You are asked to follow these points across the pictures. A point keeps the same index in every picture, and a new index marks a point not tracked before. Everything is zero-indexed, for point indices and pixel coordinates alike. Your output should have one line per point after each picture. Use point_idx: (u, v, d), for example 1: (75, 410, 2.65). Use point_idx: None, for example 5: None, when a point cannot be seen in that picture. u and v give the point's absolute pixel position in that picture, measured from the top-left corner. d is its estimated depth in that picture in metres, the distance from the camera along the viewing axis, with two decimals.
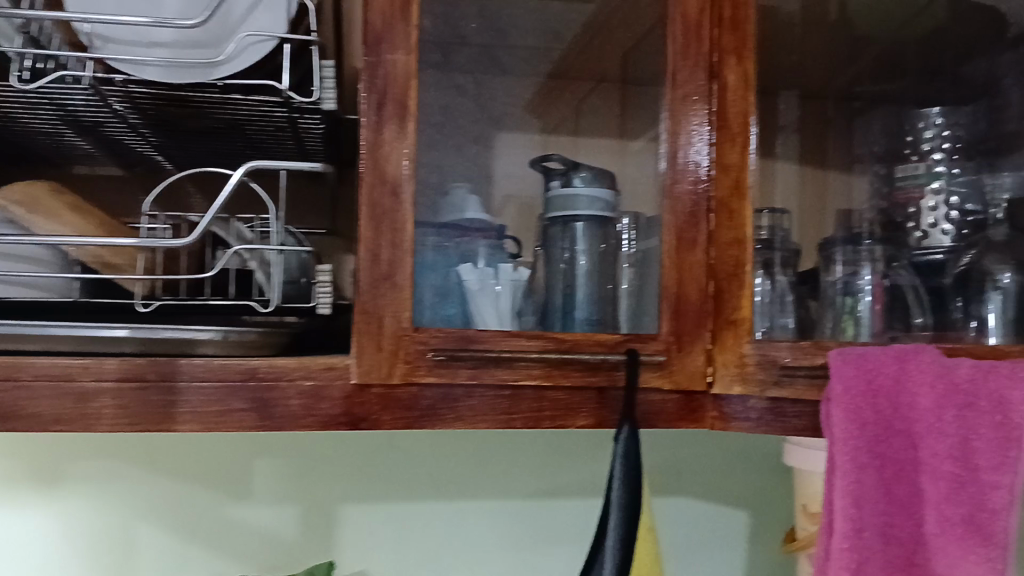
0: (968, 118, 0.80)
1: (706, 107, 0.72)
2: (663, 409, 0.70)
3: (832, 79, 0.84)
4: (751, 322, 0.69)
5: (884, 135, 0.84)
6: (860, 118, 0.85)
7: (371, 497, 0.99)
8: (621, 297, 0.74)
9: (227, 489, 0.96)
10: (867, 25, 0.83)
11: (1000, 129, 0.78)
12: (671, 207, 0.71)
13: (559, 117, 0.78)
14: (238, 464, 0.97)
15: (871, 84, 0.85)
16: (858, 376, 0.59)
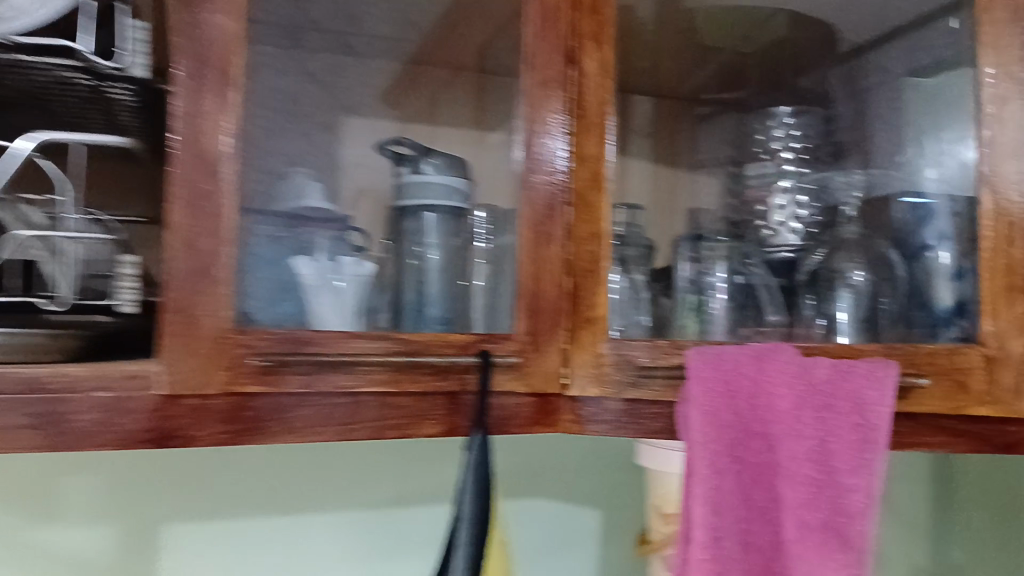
0: (818, 119, 0.78)
1: (564, 94, 0.67)
2: (516, 414, 0.65)
3: (679, 84, 0.79)
4: (605, 320, 0.66)
5: (726, 143, 0.81)
6: (704, 124, 0.81)
7: (195, 516, 0.89)
8: (474, 295, 0.69)
9: (31, 510, 0.83)
10: (708, 35, 0.79)
11: (834, 135, 0.78)
12: (529, 199, 0.66)
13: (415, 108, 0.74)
14: (44, 481, 0.83)
15: (714, 92, 0.82)
16: (717, 376, 0.56)
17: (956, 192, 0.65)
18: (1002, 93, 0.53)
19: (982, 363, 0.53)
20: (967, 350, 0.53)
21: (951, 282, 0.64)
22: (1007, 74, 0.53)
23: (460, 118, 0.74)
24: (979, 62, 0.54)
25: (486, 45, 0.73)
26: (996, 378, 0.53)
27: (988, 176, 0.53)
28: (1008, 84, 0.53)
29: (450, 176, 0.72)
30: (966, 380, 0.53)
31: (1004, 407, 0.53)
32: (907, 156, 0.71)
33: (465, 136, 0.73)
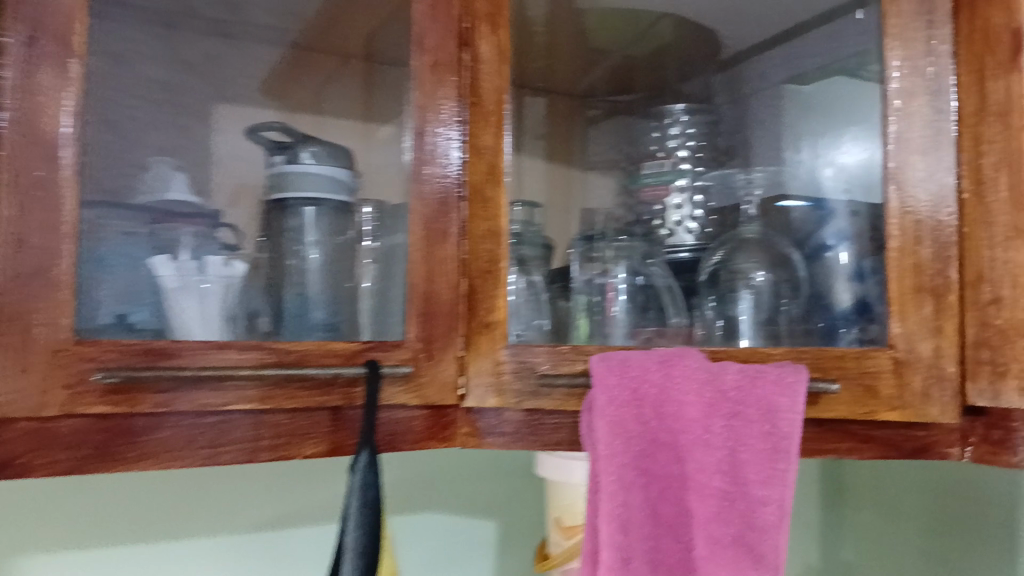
0: (710, 120, 0.76)
1: (457, 82, 0.62)
2: (408, 428, 0.59)
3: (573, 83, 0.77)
4: (505, 325, 0.61)
5: (615, 147, 0.78)
6: (593, 127, 0.78)
7: (26, 549, 0.72)
8: (361, 298, 0.63)
9: None
10: (601, 38, 0.75)
11: (726, 137, 0.75)
12: (421, 193, 0.61)
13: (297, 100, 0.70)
14: None
15: (605, 93, 0.79)
16: (622, 384, 0.52)
17: (852, 191, 0.62)
18: (908, 87, 0.52)
19: (891, 368, 0.51)
20: (877, 354, 0.51)
21: (849, 282, 0.62)
22: (913, 68, 0.52)
23: (347, 109, 0.69)
24: (886, 54, 0.53)
25: (372, 35, 0.68)
26: (905, 383, 0.51)
27: (896, 171, 0.52)
28: (913, 78, 0.52)
29: (332, 167, 0.65)
30: (875, 385, 0.51)
31: (913, 411, 0.51)
32: (795, 156, 0.69)
33: (352, 130, 0.68)
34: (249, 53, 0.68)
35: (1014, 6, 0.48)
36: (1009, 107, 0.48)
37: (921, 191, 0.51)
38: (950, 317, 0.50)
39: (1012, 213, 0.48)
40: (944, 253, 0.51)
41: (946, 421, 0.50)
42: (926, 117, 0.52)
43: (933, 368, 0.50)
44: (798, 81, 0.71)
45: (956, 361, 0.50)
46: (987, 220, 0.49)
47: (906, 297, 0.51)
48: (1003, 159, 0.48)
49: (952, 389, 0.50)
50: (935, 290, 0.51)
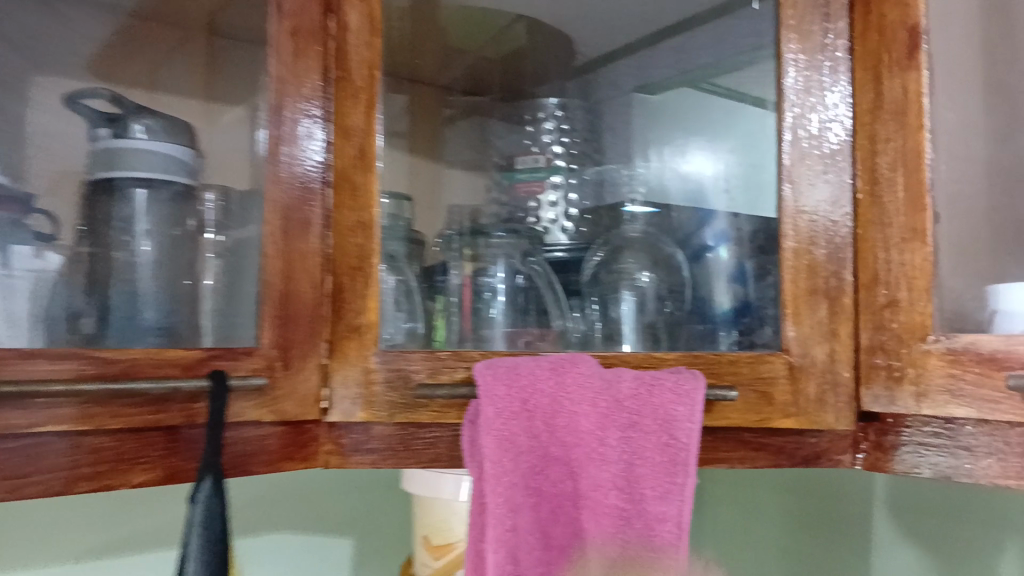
0: (583, 115, 0.74)
1: (321, 52, 0.55)
2: (261, 449, 0.52)
3: (437, 75, 0.68)
4: (378, 329, 0.54)
5: (468, 150, 0.70)
6: (446, 128, 0.69)
7: None
8: (203, 298, 0.55)
9: None
10: (457, 35, 0.67)
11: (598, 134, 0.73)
12: (276, 176, 0.53)
13: (130, 72, 0.59)
14: None
15: (461, 93, 0.72)
16: (512, 394, 0.47)
17: (733, 191, 0.62)
18: (804, 81, 0.50)
19: (786, 374, 0.49)
20: (771, 359, 0.49)
21: (729, 283, 0.60)
22: (809, 62, 0.50)
23: (188, 86, 0.60)
24: (783, 46, 0.50)
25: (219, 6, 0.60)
26: (800, 389, 0.49)
27: (791, 167, 0.50)
28: (808, 72, 0.50)
29: (171, 143, 0.55)
30: (770, 391, 0.49)
31: (807, 417, 0.49)
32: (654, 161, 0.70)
33: (195, 108, 0.59)
34: (66, 17, 0.57)
35: (911, 4, 0.47)
36: (905, 107, 0.47)
37: (816, 189, 0.50)
38: (844, 322, 0.49)
39: (908, 215, 0.47)
40: (839, 254, 0.49)
41: (842, 427, 0.49)
42: (820, 113, 0.50)
43: (828, 373, 0.49)
44: (674, 81, 0.69)
45: (850, 365, 0.49)
46: (882, 222, 0.48)
47: (800, 299, 0.49)
48: (898, 159, 0.47)
49: (846, 395, 0.49)
50: (830, 293, 0.49)
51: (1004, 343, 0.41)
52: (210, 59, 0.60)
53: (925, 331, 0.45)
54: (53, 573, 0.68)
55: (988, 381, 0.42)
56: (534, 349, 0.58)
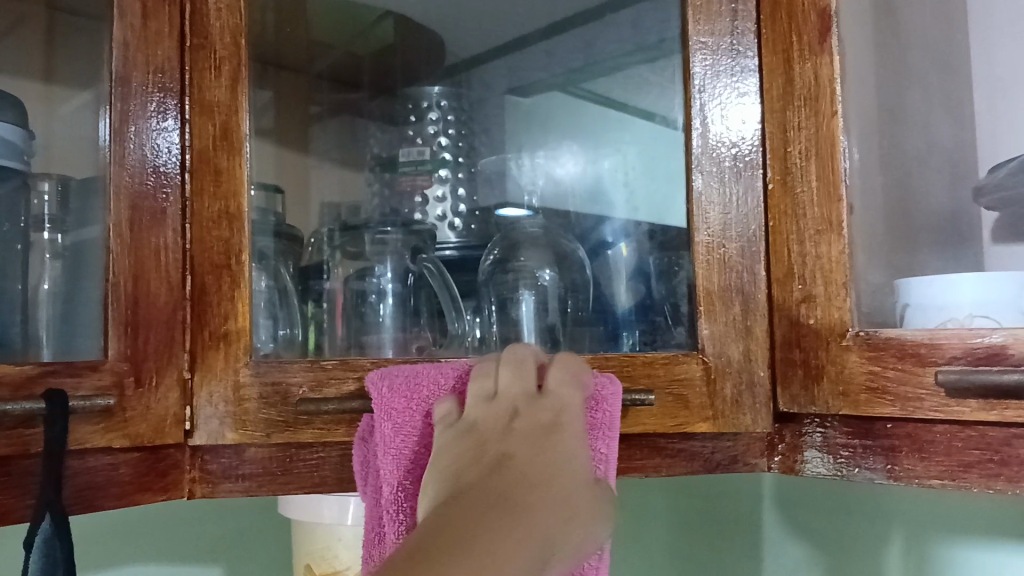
0: (462, 105, 0.69)
1: (178, 15, 0.48)
2: (111, 480, 0.44)
3: (309, 65, 0.60)
4: (250, 335, 0.47)
5: (338, 148, 0.62)
6: (315, 127, 0.60)
7: None
8: (35, 305, 0.47)
9: None
10: (320, 28, 0.60)
11: (478, 128, 0.69)
12: (120, 155, 0.45)
13: None
14: None
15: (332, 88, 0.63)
16: (412, 408, 0.42)
17: (634, 184, 0.60)
18: (712, 66, 0.48)
19: (701, 375, 0.46)
20: (686, 360, 0.46)
21: (629, 280, 0.56)
22: (719, 44, 0.48)
23: (19, 60, 0.51)
24: (690, 29, 0.48)
25: None
26: (716, 391, 0.46)
27: (702, 155, 0.48)
28: (716, 57, 0.48)
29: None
30: (686, 394, 0.46)
31: (725, 420, 0.46)
32: (544, 158, 0.68)
33: (29, 91, 0.51)
34: None
35: None
36: (817, 92, 0.46)
37: (728, 179, 0.47)
38: (759, 319, 0.47)
39: (824, 206, 0.45)
40: (752, 247, 0.47)
41: (758, 430, 0.47)
42: (732, 98, 0.48)
43: (744, 372, 0.47)
44: (546, 83, 0.70)
45: (766, 365, 0.47)
46: (796, 213, 0.46)
47: (715, 296, 0.46)
48: (811, 146, 0.46)
49: (760, 395, 0.47)
50: (744, 289, 0.47)
51: (929, 339, 0.41)
52: (46, 31, 0.52)
53: (843, 327, 0.44)
54: None
55: (914, 378, 0.41)
56: (429, 354, 0.53)
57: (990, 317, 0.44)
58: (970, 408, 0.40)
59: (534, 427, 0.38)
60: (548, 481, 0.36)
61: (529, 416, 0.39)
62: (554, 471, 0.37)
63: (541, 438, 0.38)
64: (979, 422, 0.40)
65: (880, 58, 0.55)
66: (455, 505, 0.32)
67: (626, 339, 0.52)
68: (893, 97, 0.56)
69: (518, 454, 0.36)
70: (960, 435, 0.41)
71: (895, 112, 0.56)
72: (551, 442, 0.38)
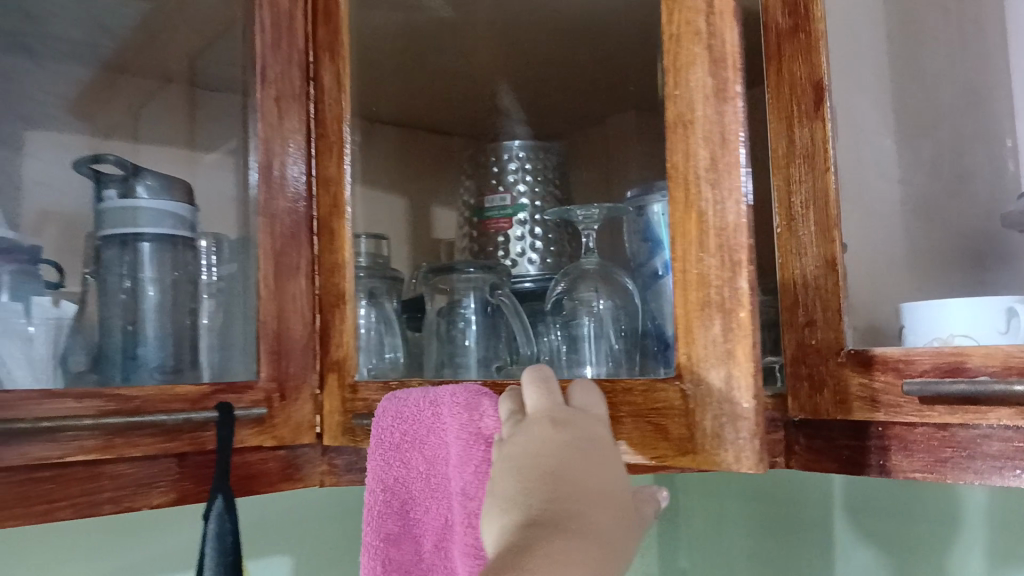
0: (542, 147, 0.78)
1: (303, 113, 0.63)
2: (261, 472, 0.58)
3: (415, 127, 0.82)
4: (355, 361, 0.59)
5: (423, 195, 0.81)
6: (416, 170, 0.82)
7: None
8: (199, 334, 0.63)
9: None
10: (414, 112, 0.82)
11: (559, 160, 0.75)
12: (268, 228, 0.60)
13: (110, 122, 0.73)
14: None
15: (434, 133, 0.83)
16: (393, 425, 0.53)
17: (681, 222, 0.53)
18: (683, 57, 0.49)
19: (680, 402, 0.47)
20: (664, 388, 0.48)
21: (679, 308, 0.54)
22: (693, 33, 0.48)
23: (170, 133, 0.73)
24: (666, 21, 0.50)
25: (196, 59, 0.74)
26: (694, 424, 0.47)
27: (683, 172, 0.49)
28: (678, 49, 0.49)
29: (172, 202, 0.62)
30: (666, 422, 0.48)
31: (709, 455, 0.46)
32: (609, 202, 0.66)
33: (178, 152, 0.73)
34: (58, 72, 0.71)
35: (815, 64, 0.56)
36: (813, 151, 0.56)
37: (704, 182, 0.47)
38: (742, 341, 0.45)
39: (822, 245, 0.55)
40: (734, 259, 0.46)
41: (743, 470, 0.44)
42: (703, 93, 0.48)
43: (726, 401, 0.45)
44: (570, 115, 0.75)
45: (750, 395, 0.44)
46: (799, 252, 0.56)
47: (693, 318, 0.47)
48: (810, 199, 0.56)
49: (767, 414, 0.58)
50: (725, 306, 0.46)
51: (904, 354, 0.50)
52: (188, 103, 0.74)
53: (839, 346, 0.53)
54: None
55: (895, 389, 0.50)
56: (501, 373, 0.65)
57: (968, 336, 0.50)
58: (938, 413, 0.48)
59: (586, 438, 0.41)
60: (610, 507, 0.38)
61: (577, 429, 0.41)
62: (614, 495, 0.39)
63: (597, 458, 0.40)
64: (950, 425, 0.48)
65: (884, 104, 0.63)
66: (534, 540, 0.35)
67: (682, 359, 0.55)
68: (931, 155, 0.63)
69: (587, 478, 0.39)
70: (937, 436, 0.49)
71: (931, 164, 0.63)
72: (602, 455, 0.41)
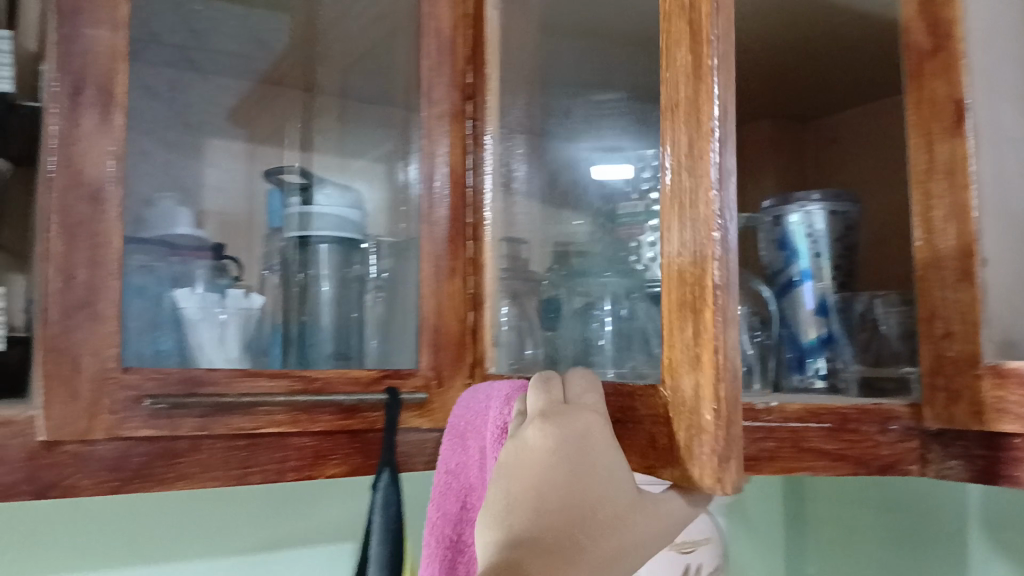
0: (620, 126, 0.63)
1: (456, 129, 0.70)
2: (422, 453, 0.64)
3: None
4: (485, 357, 0.68)
5: None
6: None
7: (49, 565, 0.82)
8: (366, 323, 0.70)
9: None
10: None
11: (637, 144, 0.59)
12: (430, 233, 0.68)
13: (272, 126, 0.78)
14: None
15: None
16: (465, 417, 0.56)
17: None
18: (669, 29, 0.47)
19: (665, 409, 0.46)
20: (653, 393, 0.48)
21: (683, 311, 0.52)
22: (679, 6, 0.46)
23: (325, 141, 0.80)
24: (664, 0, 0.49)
25: (347, 71, 0.80)
26: (674, 434, 0.45)
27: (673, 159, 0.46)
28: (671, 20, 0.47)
29: (349, 207, 0.73)
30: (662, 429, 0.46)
31: (681, 470, 0.44)
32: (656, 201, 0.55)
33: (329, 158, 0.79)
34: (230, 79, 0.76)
35: (956, 81, 0.57)
36: (953, 167, 0.57)
37: (682, 170, 0.45)
38: (706, 347, 0.42)
39: (959, 259, 0.56)
40: (701, 255, 0.43)
41: (708, 489, 0.42)
42: (685, 74, 0.46)
43: (693, 413, 0.43)
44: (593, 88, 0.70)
45: (711, 409, 0.42)
46: (939, 265, 0.58)
47: (674, 322, 0.46)
48: (950, 213, 0.57)
49: (901, 423, 0.60)
50: (695, 304, 0.44)
51: None
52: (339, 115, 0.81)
53: (978, 358, 0.54)
54: (232, 559, 0.92)
55: None
56: None
57: None
58: None
59: (570, 436, 0.45)
60: (587, 510, 0.43)
61: (564, 427, 0.45)
62: (594, 494, 0.43)
63: (578, 459, 0.44)
64: None
65: None
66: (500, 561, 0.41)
67: (812, 364, 0.72)
68: None
69: (562, 486, 0.44)
70: None
71: None
72: (586, 451, 0.45)
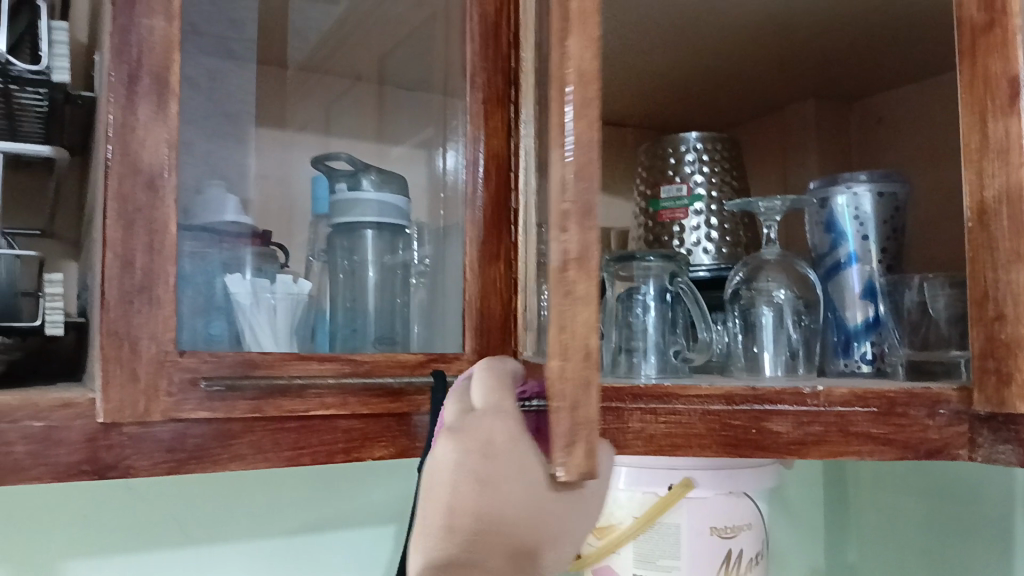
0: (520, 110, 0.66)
1: (502, 113, 0.70)
2: None
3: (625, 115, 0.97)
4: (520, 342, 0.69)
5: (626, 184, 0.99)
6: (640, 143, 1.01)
7: (107, 542, 0.86)
8: (411, 309, 0.72)
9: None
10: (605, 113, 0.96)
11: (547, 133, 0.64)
12: (474, 218, 0.68)
13: (308, 116, 0.77)
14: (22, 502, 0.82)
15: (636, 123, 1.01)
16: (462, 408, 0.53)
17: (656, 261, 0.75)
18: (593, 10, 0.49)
19: None
20: None
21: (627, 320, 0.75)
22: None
23: (358, 126, 0.78)
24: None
25: (386, 56, 0.80)
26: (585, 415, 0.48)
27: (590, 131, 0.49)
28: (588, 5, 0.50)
29: (392, 194, 0.74)
30: None
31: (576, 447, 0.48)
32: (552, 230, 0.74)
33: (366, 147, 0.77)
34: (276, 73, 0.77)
35: (1011, 57, 0.56)
36: (1007, 146, 0.56)
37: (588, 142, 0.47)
38: None
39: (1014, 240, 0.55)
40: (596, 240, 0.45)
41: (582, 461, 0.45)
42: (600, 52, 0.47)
43: None
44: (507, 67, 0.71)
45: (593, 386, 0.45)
46: (990, 246, 0.57)
47: None
48: (1003, 192, 0.56)
49: (949, 406, 0.59)
50: None
51: None
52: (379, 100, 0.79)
53: None
54: (282, 539, 0.95)
55: None
56: (680, 374, 0.71)
57: None
58: None
59: (485, 452, 0.46)
60: (528, 516, 0.46)
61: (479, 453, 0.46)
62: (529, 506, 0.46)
63: (497, 469, 0.46)
64: None
65: None
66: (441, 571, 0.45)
67: (859, 348, 0.73)
68: None
69: (467, 507, 0.45)
70: None
71: None
72: (510, 461, 0.46)
